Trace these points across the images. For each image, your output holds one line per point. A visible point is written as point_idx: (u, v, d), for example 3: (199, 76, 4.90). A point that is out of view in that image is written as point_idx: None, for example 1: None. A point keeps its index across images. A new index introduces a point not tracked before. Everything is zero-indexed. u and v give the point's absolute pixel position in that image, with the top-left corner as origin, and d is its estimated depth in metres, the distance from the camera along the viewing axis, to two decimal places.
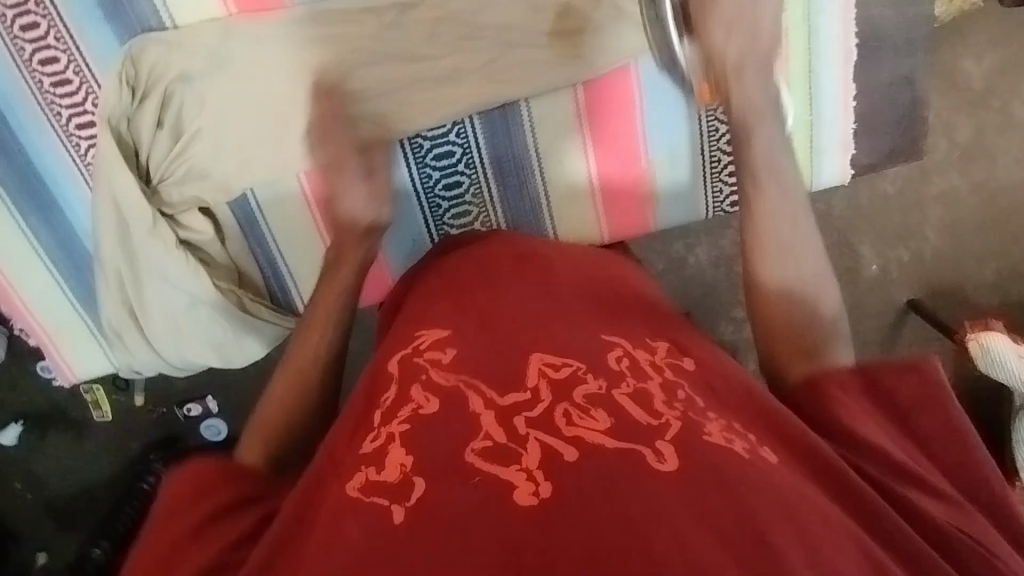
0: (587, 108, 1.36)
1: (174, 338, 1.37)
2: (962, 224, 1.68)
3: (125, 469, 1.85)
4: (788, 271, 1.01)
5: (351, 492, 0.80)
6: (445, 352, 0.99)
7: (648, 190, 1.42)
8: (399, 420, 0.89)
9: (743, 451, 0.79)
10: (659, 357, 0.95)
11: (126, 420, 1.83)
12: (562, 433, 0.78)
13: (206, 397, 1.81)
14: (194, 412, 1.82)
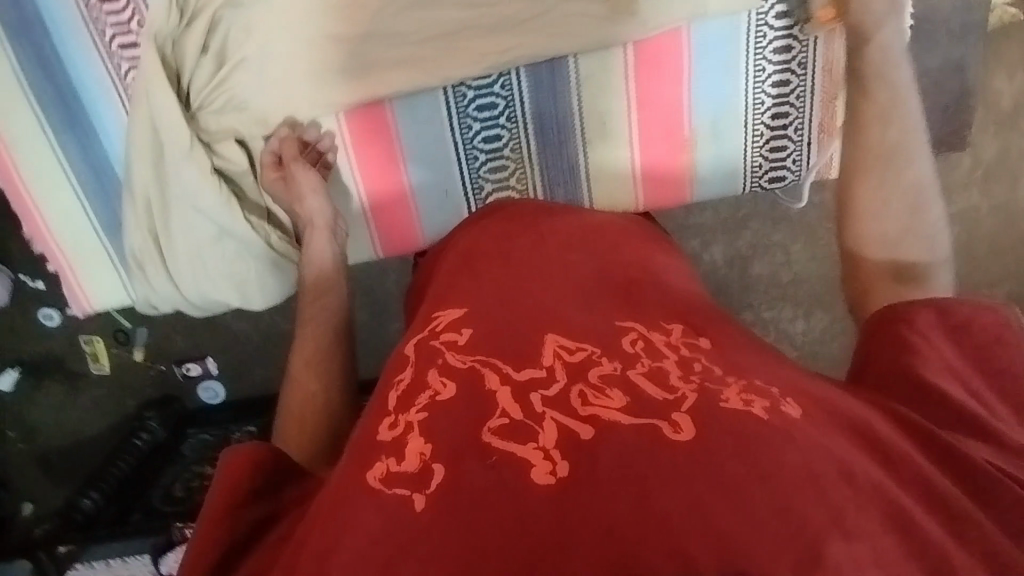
0: (638, 71, 1.29)
1: (194, 271, 1.34)
2: (978, 243, 1.67)
3: (120, 426, 1.82)
4: (886, 195, 1.04)
5: (371, 484, 0.76)
6: (461, 332, 0.92)
7: (688, 160, 1.37)
8: (416, 407, 0.83)
9: (762, 411, 0.77)
10: (677, 338, 0.90)
11: (124, 375, 1.80)
12: (577, 413, 0.76)
13: (207, 358, 1.76)
14: (194, 372, 1.77)
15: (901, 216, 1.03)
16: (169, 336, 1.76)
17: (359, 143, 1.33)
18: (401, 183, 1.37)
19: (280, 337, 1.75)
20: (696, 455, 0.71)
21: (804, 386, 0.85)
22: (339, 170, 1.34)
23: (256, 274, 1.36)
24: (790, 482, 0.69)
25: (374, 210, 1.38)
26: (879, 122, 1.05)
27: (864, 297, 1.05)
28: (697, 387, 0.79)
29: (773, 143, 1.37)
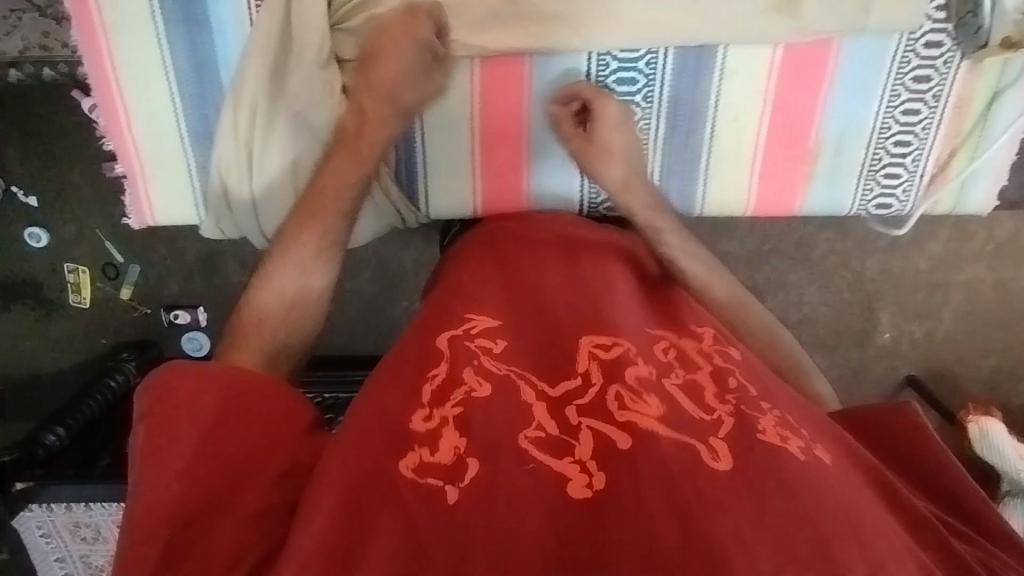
0: (787, 72, 1.19)
1: (286, 191, 1.19)
2: (976, 317, 1.60)
3: (87, 364, 1.58)
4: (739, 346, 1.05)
5: (403, 476, 0.67)
6: (497, 338, 0.84)
7: (806, 170, 1.27)
8: (450, 403, 0.75)
9: (799, 450, 0.71)
10: (707, 343, 0.89)
11: (105, 313, 1.54)
12: (615, 420, 0.71)
13: (197, 307, 1.53)
14: (181, 321, 1.54)
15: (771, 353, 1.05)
16: (159, 281, 1.52)
17: (489, 95, 1.21)
18: (516, 143, 1.25)
19: None
20: (738, 483, 0.64)
21: (820, 423, 0.82)
22: (454, 119, 1.22)
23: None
24: (830, 515, 0.63)
25: (479, 164, 1.26)
26: (705, 273, 1.07)
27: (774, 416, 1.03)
28: (733, 411, 0.74)
29: (891, 170, 1.27)
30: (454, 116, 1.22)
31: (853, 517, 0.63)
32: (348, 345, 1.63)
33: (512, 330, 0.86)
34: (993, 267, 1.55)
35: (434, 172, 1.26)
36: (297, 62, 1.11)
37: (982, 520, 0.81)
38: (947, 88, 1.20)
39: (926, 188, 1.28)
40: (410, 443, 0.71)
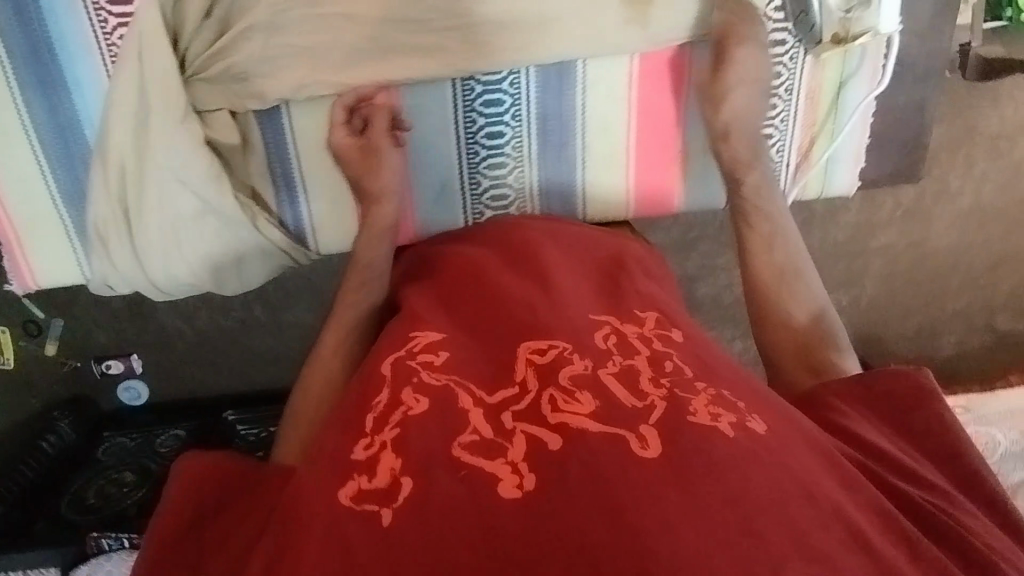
0: (646, 81, 1.11)
1: (166, 247, 1.07)
2: (896, 278, 1.67)
3: (21, 427, 1.51)
4: (787, 312, 1.01)
5: (340, 500, 0.64)
6: (438, 352, 0.81)
7: (684, 175, 1.19)
8: (388, 423, 0.71)
9: (729, 429, 0.70)
10: (647, 326, 0.87)
11: (34, 372, 1.47)
12: (546, 420, 0.69)
13: (130, 355, 1.48)
14: (114, 370, 1.48)
15: (801, 322, 1.01)
16: (84, 332, 1.45)
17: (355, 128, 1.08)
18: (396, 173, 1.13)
19: (215, 332, 1.47)
20: (660, 468, 0.64)
21: (770, 401, 0.79)
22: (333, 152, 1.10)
23: (236, 254, 1.11)
24: (741, 489, 0.63)
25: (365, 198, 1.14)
26: (764, 240, 1.05)
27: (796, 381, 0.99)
28: (665, 394, 0.73)
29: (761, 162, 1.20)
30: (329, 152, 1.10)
31: (768, 483, 0.64)
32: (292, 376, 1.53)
33: (453, 338, 0.84)
34: (902, 227, 1.59)
35: (321, 210, 1.13)
36: (156, 116, 1.00)
37: (983, 491, 0.76)
38: (792, 82, 1.13)
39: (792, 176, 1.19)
40: (350, 469, 0.68)
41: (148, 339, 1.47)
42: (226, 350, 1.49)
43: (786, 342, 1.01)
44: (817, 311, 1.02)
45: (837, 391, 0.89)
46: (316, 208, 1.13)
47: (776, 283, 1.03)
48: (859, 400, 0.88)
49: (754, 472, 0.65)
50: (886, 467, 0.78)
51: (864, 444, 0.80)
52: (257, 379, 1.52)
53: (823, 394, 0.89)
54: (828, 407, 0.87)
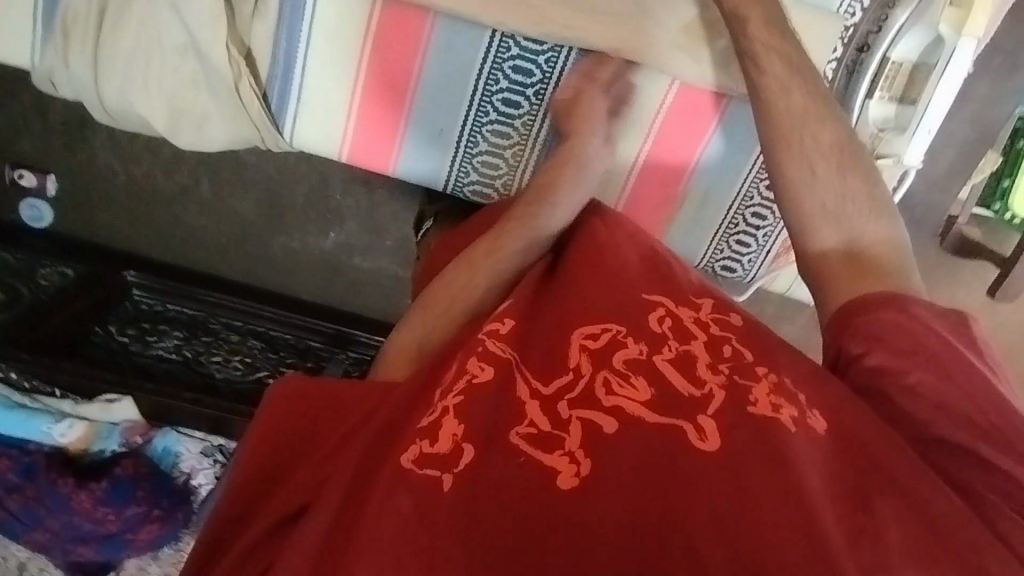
0: (684, 109, 0.75)
1: (133, 75, 0.76)
2: None
3: None
4: (810, 180, 0.62)
5: (401, 464, 0.48)
6: (506, 317, 0.60)
7: (667, 215, 0.82)
8: (451, 390, 0.54)
9: (790, 423, 0.50)
10: (706, 311, 0.60)
11: None
12: (598, 402, 0.53)
13: (47, 173, 1.24)
14: (24, 182, 1.24)
15: (833, 195, 0.62)
16: (10, 131, 1.20)
17: (382, 43, 0.74)
18: (397, 106, 0.78)
19: (151, 188, 1.25)
20: (719, 469, 0.48)
21: (816, 377, 0.55)
22: (342, 48, 0.75)
23: (200, 113, 0.79)
24: (807, 492, 0.46)
25: (358, 113, 0.79)
26: (786, 75, 0.63)
27: (820, 272, 0.61)
28: (724, 379, 0.54)
29: (749, 236, 0.82)
30: (341, 50, 0.75)
31: (853, 480, 0.48)
32: (214, 262, 1.33)
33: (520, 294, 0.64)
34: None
35: (310, 105, 0.79)
36: None
37: None
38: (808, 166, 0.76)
39: (768, 268, 0.86)
40: (399, 435, 0.51)
41: (78, 167, 1.23)
42: (154, 209, 1.27)
43: (808, 218, 0.62)
44: (854, 181, 0.62)
45: (907, 325, 0.54)
46: (305, 100, 0.79)
47: (797, 138, 0.63)
48: (897, 331, 0.54)
49: (834, 475, 0.48)
50: (950, 448, 0.50)
51: (905, 399, 0.53)
52: (174, 252, 1.32)
53: (863, 319, 0.56)
54: (875, 344, 0.55)
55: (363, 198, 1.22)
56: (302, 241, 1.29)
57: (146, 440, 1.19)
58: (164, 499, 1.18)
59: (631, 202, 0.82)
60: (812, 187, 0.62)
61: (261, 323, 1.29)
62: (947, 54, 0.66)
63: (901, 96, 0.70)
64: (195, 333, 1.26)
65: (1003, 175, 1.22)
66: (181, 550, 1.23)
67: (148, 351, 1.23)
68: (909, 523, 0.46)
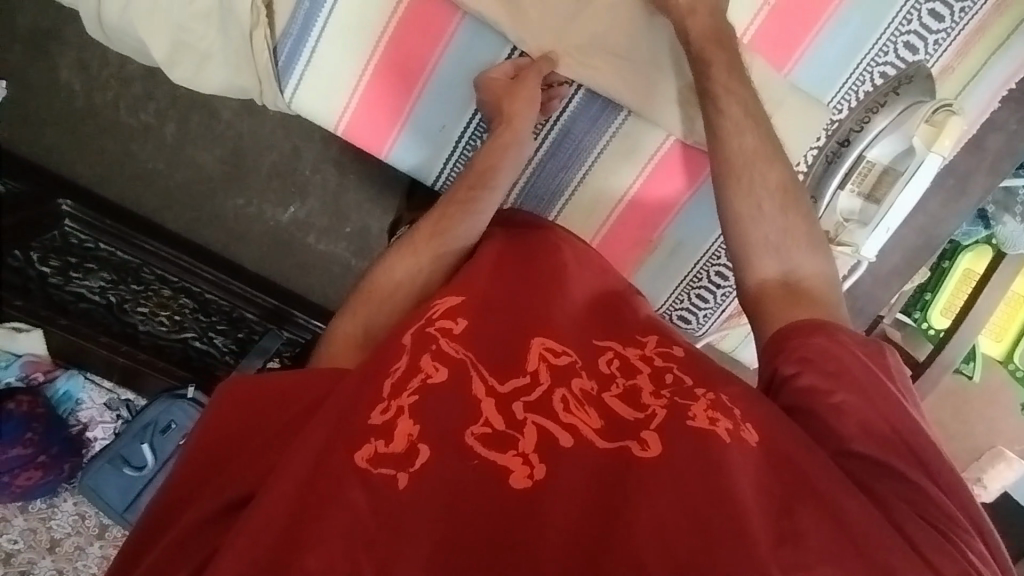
0: (674, 163, 0.79)
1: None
2: None
3: None
4: (747, 221, 0.66)
5: (355, 463, 0.48)
6: (459, 317, 0.62)
7: (639, 258, 0.85)
8: (406, 389, 0.54)
9: (726, 434, 0.53)
10: (650, 346, 0.63)
11: None
12: (555, 414, 0.53)
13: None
14: None
15: (775, 228, 0.65)
16: None
17: (403, 30, 0.74)
18: (401, 96, 0.78)
19: (108, 120, 1.19)
20: (663, 479, 0.50)
21: (753, 401, 0.57)
22: (360, 29, 0.75)
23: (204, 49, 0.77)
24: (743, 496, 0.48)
25: (365, 90, 0.78)
26: (742, 117, 0.67)
27: (758, 299, 0.65)
28: (666, 402, 0.56)
29: (708, 292, 0.86)
30: (359, 29, 0.75)
31: (785, 489, 0.50)
32: (158, 211, 1.25)
33: (478, 295, 0.65)
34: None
35: (317, 70, 0.78)
36: None
37: (943, 471, 0.53)
38: None
39: (721, 326, 0.90)
40: (352, 430, 0.51)
41: (36, 84, 1.15)
42: (107, 144, 1.20)
43: (753, 246, 0.65)
44: (795, 224, 0.66)
45: (832, 351, 0.58)
46: (314, 62, 0.77)
47: (736, 178, 0.66)
48: (824, 357, 0.58)
49: (769, 487, 0.50)
50: (867, 462, 0.54)
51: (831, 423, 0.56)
52: (116, 193, 1.23)
53: (797, 343, 0.59)
54: (807, 366, 0.58)
55: (332, 179, 1.23)
56: (259, 208, 1.25)
57: (49, 378, 1.12)
58: (54, 446, 1.07)
59: (612, 239, 0.84)
60: (759, 220, 0.65)
61: (197, 285, 1.16)
62: (915, 165, 0.70)
63: (868, 194, 0.75)
64: (122, 278, 1.13)
65: (925, 289, 1.32)
66: (53, 506, 1.13)
67: (67, 287, 1.11)
68: (835, 534, 0.48)
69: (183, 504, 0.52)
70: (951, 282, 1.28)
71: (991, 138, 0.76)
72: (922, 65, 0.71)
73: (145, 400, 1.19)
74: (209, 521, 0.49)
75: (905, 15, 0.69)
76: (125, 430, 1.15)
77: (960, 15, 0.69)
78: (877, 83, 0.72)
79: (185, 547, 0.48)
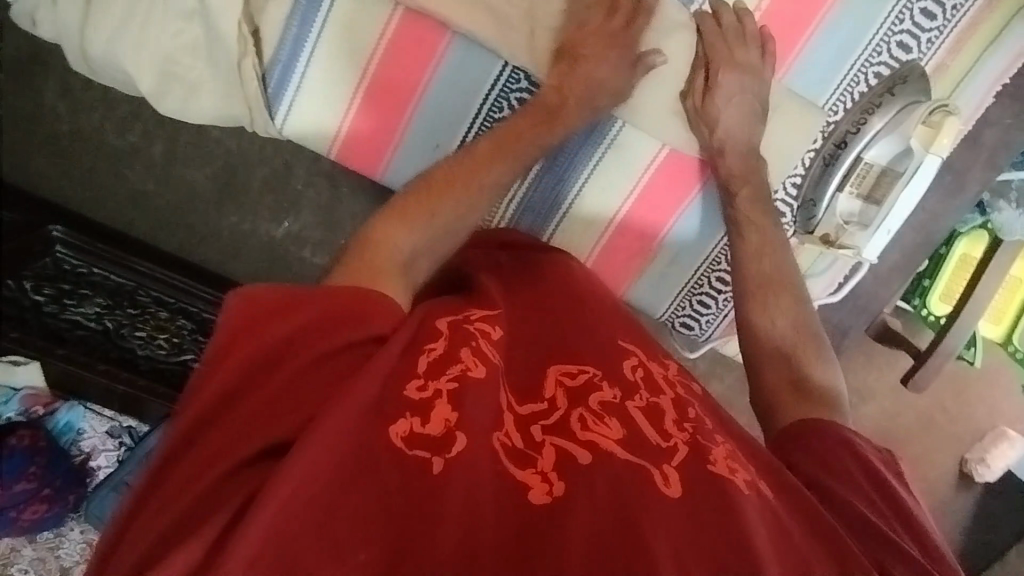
0: (666, 171, 0.78)
1: (124, 30, 0.72)
2: None
3: None
4: (764, 337, 0.71)
5: (391, 439, 0.47)
6: (497, 323, 0.62)
7: (639, 268, 0.84)
8: (445, 373, 0.53)
9: (744, 485, 0.51)
10: (672, 371, 0.64)
11: None
12: (573, 434, 0.52)
13: None
14: None
15: (787, 339, 0.70)
16: None
17: (393, 50, 0.73)
18: (392, 119, 0.78)
19: (97, 144, 1.18)
20: (679, 510, 0.47)
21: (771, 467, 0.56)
22: (349, 52, 0.74)
23: (191, 80, 0.75)
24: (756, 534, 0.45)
25: (357, 112, 0.78)
26: (760, 243, 0.74)
27: (770, 407, 0.67)
28: (688, 438, 0.54)
29: (706, 298, 0.86)
30: (347, 51, 0.74)
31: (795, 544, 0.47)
32: (150, 231, 1.24)
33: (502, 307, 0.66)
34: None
35: (307, 95, 0.77)
36: None
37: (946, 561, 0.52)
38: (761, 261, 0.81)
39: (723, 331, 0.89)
40: (393, 405, 0.49)
41: (22, 110, 1.14)
42: (96, 167, 1.19)
43: (766, 355, 0.70)
44: (809, 336, 0.70)
45: (843, 449, 0.60)
46: (303, 87, 0.76)
47: (757, 296, 0.72)
48: (838, 454, 0.60)
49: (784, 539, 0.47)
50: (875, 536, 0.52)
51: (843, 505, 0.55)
52: (107, 215, 1.22)
53: (804, 443, 0.61)
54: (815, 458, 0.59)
55: (325, 193, 1.21)
56: (254, 224, 1.24)
57: (48, 411, 1.10)
58: (59, 478, 1.07)
59: (610, 251, 0.84)
60: (771, 333, 0.71)
61: (195, 304, 1.17)
62: (913, 167, 0.71)
63: (867, 195, 0.75)
64: (118, 303, 1.11)
65: (923, 276, 1.31)
66: (60, 536, 1.12)
67: (62, 315, 1.06)
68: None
69: (192, 440, 0.48)
70: (949, 268, 1.27)
71: (986, 133, 0.75)
72: (915, 64, 0.71)
73: (148, 425, 1.19)
74: (225, 481, 0.45)
75: (897, 14, 0.69)
76: (127, 457, 1.15)
77: (952, 13, 0.69)
78: (872, 84, 0.72)
79: (202, 496, 0.45)
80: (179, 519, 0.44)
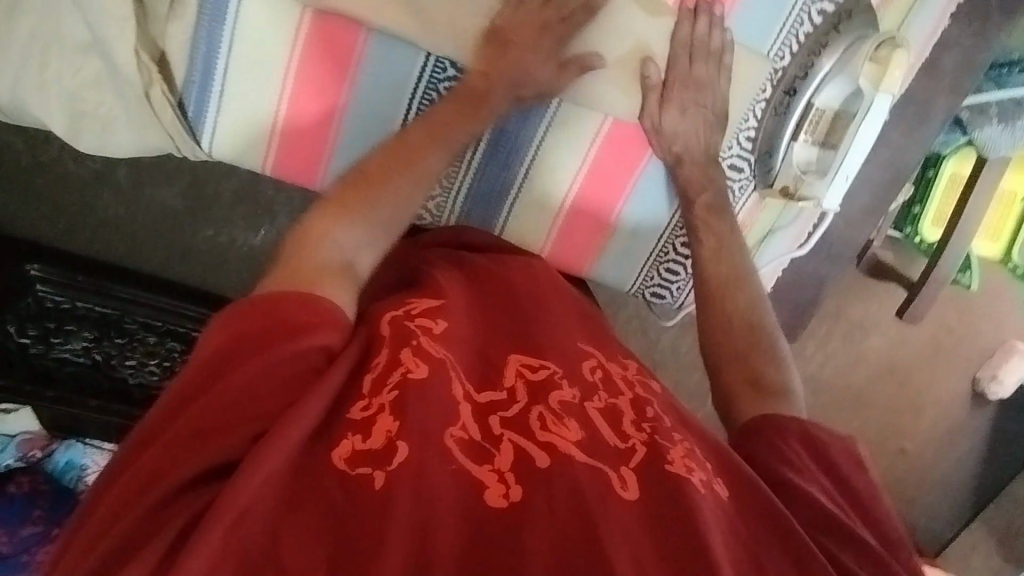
0: (611, 144, 0.76)
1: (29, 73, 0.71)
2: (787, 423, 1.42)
3: None
4: (720, 332, 0.70)
5: (334, 463, 0.47)
6: (439, 317, 0.61)
7: (600, 245, 0.82)
8: (386, 384, 0.53)
9: (701, 485, 0.51)
10: (632, 370, 0.63)
11: None
12: (532, 434, 0.51)
13: None
14: None
15: (742, 332, 0.69)
16: None
17: (313, 51, 0.71)
18: (323, 127, 0.75)
19: (59, 175, 1.16)
20: (637, 517, 0.47)
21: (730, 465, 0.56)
22: (267, 61, 0.71)
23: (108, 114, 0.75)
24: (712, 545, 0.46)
25: (286, 120, 0.75)
26: (715, 249, 0.73)
27: (729, 403, 0.67)
28: (646, 437, 0.54)
29: (675, 266, 0.84)
30: (264, 62, 0.71)
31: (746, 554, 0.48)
32: (127, 256, 1.23)
33: (455, 304, 0.64)
34: (833, 340, 1.42)
35: (227, 115, 0.75)
36: None
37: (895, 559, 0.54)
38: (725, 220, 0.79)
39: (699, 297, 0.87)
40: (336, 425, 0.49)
41: None
42: (62, 198, 1.18)
43: (721, 350, 0.69)
44: (765, 332, 0.69)
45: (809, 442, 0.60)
46: (223, 107, 0.74)
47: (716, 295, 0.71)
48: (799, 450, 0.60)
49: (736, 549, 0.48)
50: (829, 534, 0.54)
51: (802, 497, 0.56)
52: (81, 245, 1.21)
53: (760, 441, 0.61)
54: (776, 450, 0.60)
55: (296, 198, 1.18)
56: (230, 236, 1.22)
57: (46, 454, 1.10)
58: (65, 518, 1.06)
59: (568, 235, 0.82)
60: (726, 330, 0.69)
61: (183, 325, 1.14)
62: (866, 105, 0.68)
63: (823, 140, 0.72)
64: (105, 333, 1.11)
65: (913, 202, 1.28)
66: None
67: (51, 354, 1.08)
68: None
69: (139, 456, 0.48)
70: (938, 190, 1.23)
71: (946, 57, 0.72)
72: None
73: None
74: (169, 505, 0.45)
75: None
76: None
77: None
78: (817, 22, 0.68)
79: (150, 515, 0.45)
80: (129, 542, 0.44)
